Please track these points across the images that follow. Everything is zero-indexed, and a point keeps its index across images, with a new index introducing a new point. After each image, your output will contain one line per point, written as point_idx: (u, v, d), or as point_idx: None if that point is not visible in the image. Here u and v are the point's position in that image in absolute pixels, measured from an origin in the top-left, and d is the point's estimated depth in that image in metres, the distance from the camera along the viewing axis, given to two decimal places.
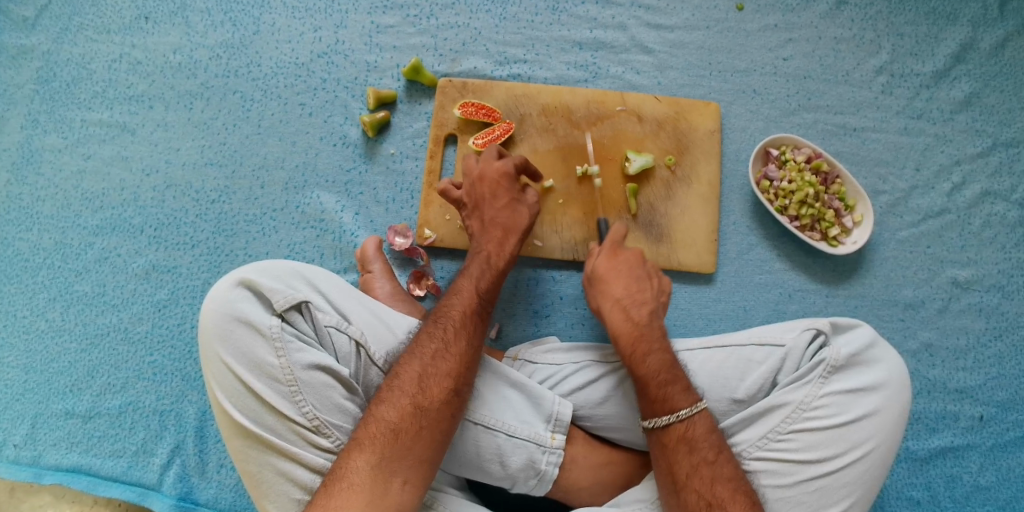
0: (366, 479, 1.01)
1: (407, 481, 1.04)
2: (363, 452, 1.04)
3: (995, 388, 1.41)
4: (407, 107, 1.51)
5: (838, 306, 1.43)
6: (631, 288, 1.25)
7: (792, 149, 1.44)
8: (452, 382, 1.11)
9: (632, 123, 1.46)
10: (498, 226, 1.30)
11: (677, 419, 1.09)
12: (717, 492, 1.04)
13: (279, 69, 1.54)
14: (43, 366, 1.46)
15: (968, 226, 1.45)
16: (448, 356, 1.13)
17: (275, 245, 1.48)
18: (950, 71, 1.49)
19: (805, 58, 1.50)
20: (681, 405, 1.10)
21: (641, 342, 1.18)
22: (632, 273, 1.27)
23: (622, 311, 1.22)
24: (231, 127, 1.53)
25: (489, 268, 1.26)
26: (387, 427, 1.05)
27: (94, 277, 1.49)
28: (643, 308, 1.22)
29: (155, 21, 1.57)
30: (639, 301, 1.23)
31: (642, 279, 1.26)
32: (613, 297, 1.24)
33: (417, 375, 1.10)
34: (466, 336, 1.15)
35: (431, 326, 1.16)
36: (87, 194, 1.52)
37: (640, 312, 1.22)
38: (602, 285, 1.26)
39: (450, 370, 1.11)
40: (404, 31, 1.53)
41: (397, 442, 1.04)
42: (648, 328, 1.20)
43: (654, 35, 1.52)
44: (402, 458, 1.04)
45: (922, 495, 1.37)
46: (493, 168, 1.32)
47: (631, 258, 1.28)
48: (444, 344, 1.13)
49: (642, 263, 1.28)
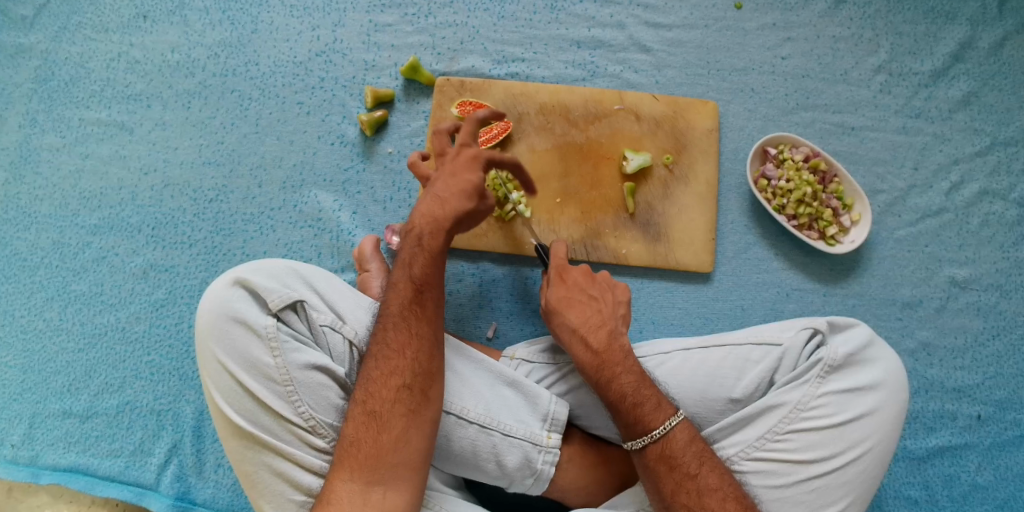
0: (342, 493, 1.02)
1: (385, 488, 1.03)
2: (335, 470, 1.05)
3: (993, 387, 1.41)
4: (404, 107, 1.51)
5: (835, 305, 1.43)
6: (588, 311, 1.23)
7: (790, 148, 1.44)
8: (398, 379, 1.09)
9: (629, 122, 1.46)
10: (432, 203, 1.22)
11: (653, 439, 1.09)
12: (706, 504, 1.04)
13: (277, 68, 1.54)
14: (42, 366, 1.46)
15: (966, 225, 1.44)
16: (388, 354, 1.11)
17: (273, 244, 1.48)
18: (948, 70, 1.49)
19: (803, 57, 1.50)
20: (653, 425, 1.10)
21: (604, 367, 1.16)
22: (583, 295, 1.26)
23: (580, 338, 1.20)
24: (229, 126, 1.53)
25: (422, 249, 1.19)
26: (348, 442, 1.06)
27: (92, 276, 1.49)
28: (601, 332, 1.20)
29: (153, 20, 1.57)
30: (596, 324, 1.21)
31: (596, 300, 1.25)
32: (569, 324, 1.22)
33: (362, 384, 1.10)
34: (399, 329, 1.12)
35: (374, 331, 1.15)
36: (85, 193, 1.52)
37: (598, 337, 1.19)
38: (558, 315, 1.24)
39: (391, 369, 1.09)
40: (402, 30, 1.53)
41: (359, 452, 1.05)
42: (607, 352, 1.17)
43: (652, 34, 1.51)
44: (367, 467, 1.03)
45: (919, 494, 1.37)
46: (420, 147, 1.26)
47: (580, 279, 1.27)
48: (386, 345, 1.11)
49: (591, 282, 1.27)
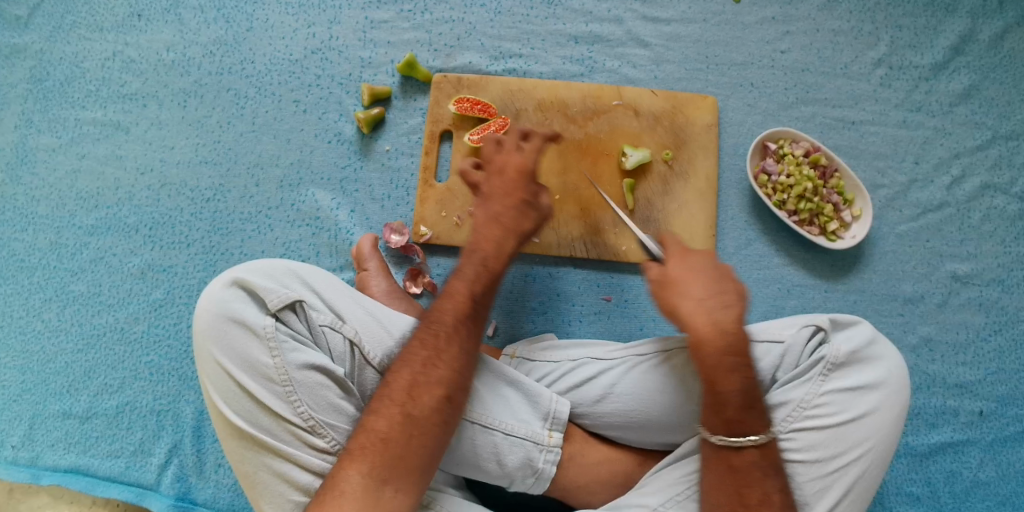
0: (358, 488, 0.99)
1: (399, 489, 1.01)
2: (354, 461, 1.01)
3: (995, 383, 1.40)
4: (402, 104, 1.50)
5: (837, 301, 1.42)
6: (711, 287, 1.09)
7: (790, 143, 1.43)
8: (442, 389, 1.07)
9: (628, 118, 1.44)
10: (499, 224, 1.23)
11: (757, 444, 1.02)
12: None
13: (273, 66, 1.53)
14: (40, 367, 1.46)
15: (968, 220, 1.43)
16: (438, 362, 1.08)
17: (271, 243, 1.47)
18: (949, 63, 1.47)
19: (803, 51, 1.49)
20: (759, 430, 1.03)
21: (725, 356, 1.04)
22: (707, 272, 1.11)
23: (706, 314, 1.06)
24: (226, 125, 1.52)
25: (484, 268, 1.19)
26: (377, 436, 1.02)
27: (90, 277, 1.49)
28: (731, 312, 1.06)
29: (148, 19, 1.56)
30: (723, 303, 1.07)
31: (721, 280, 1.11)
32: (697, 297, 1.08)
33: (407, 384, 1.06)
34: (455, 343, 1.11)
35: (422, 331, 1.12)
36: (83, 193, 1.51)
37: (728, 317, 1.06)
38: (679, 288, 1.10)
39: (440, 378, 1.07)
40: (398, 26, 1.52)
41: (387, 451, 1.02)
42: (736, 337, 1.05)
43: (651, 29, 1.50)
44: (391, 466, 1.01)
45: (921, 490, 1.37)
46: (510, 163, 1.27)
47: (702, 261, 1.13)
48: (436, 352, 1.09)
49: (716, 261, 1.13)
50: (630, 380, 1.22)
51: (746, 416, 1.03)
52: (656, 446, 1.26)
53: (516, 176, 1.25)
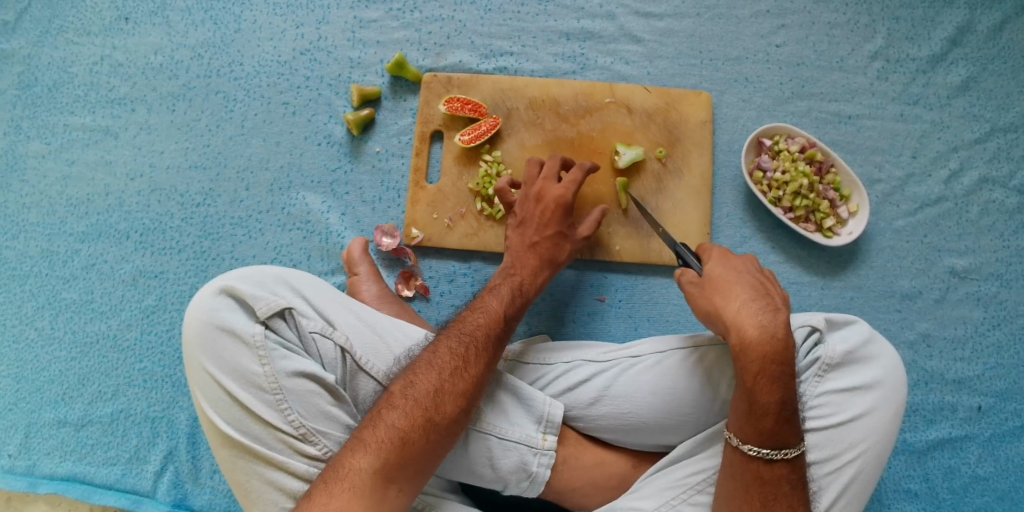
0: (367, 482, 0.98)
1: (403, 489, 1.00)
2: (367, 453, 1.00)
3: (994, 378, 1.39)
4: (392, 104, 1.48)
5: (833, 298, 1.41)
6: (757, 291, 1.08)
7: (786, 139, 1.41)
8: (465, 402, 1.07)
9: (621, 116, 1.43)
10: (536, 253, 1.28)
11: (786, 458, 1.01)
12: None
13: (261, 68, 1.51)
14: (35, 375, 1.46)
15: (966, 214, 1.42)
16: (465, 376, 1.09)
17: (262, 247, 1.46)
18: (947, 55, 1.45)
19: (799, 44, 1.46)
20: (792, 444, 1.01)
21: (770, 365, 1.02)
22: (752, 278, 1.10)
23: (753, 317, 1.05)
24: (215, 129, 1.50)
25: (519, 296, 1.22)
26: (395, 434, 1.01)
27: (82, 284, 1.48)
28: (778, 318, 1.05)
29: (136, 22, 1.54)
30: (771, 309, 1.06)
31: (765, 287, 1.10)
32: (743, 299, 1.07)
33: (432, 390, 1.06)
34: (485, 360, 1.11)
35: (454, 340, 1.12)
36: (73, 200, 1.50)
37: (776, 322, 1.05)
38: (723, 291, 1.09)
39: (465, 391, 1.07)
40: (387, 25, 1.50)
41: (402, 450, 1.01)
42: (784, 343, 1.03)
43: (643, 24, 1.48)
44: (402, 467, 1.00)
45: (919, 487, 1.36)
46: (554, 193, 1.30)
47: (747, 266, 1.13)
48: (467, 365, 1.09)
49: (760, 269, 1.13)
50: (624, 382, 1.21)
51: (784, 428, 1.00)
52: (651, 447, 1.26)
53: (553, 210, 1.29)
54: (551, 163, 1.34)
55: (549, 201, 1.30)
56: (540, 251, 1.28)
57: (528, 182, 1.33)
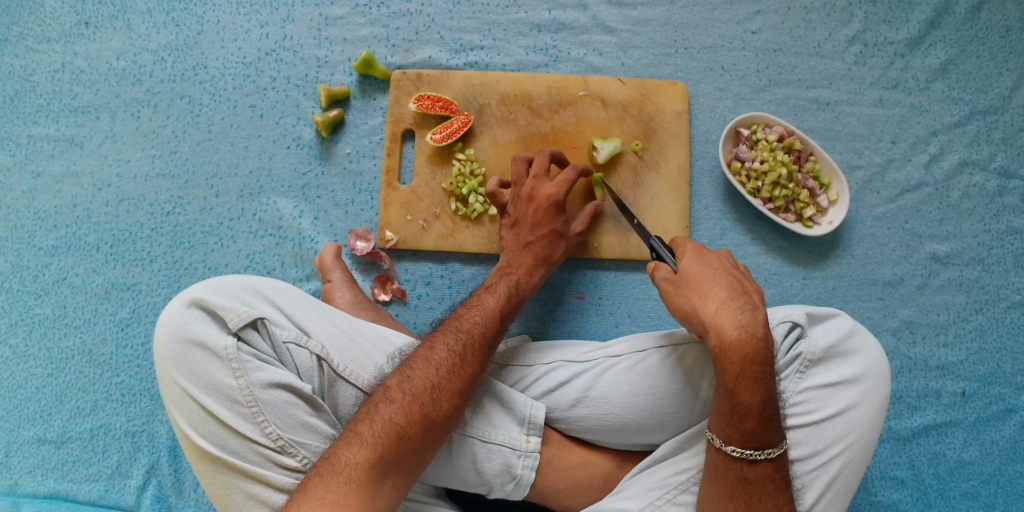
0: (363, 476, 0.95)
1: (397, 485, 0.98)
2: (363, 447, 0.97)
3: (977, 363, 1.38)
4: (361, 104, 1.44)
5: (815, 288, 1.39)
6: (734, 289, 1.06)
7: (763, 128, 1.38)
8: (460, 401, 1.06)
9: (596, 108, 1.40)
10: (532, 252, 1.27)
11: (769, 457, 1.00)
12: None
13: (226, 70, 1.47)
14: (10, 393, 1.42)
15: (947, 199, 1.40)
16: (462, 374, 1.07)
17: (235, 255, 1.43)
18: (925, 38, 1.42)
19: (775, 31, 1.43)
20: (774, 443, 1.00)
21: (751, 365, 1.00)
22: (729, 275, 1.08)
23: (731, 316, 1.02)
24: (181, 135, 1.46)
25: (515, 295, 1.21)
26: (391, 429, 0.99)
27: (53, 299, 1.44)
28: (755, 315, 1.03)
29: (96, 26, 1.49)
30: (748, 307, 1.04)
31: (741, 284, 1.07)
32: (721, 298, 1.05)
33: (429, 386, 1.04)
34: (482, 361, 1.10)
35: (450, 339, 1.11)
36: (40, 213, 1.46)
37: (754, 320, 1.03)
38: (700, 289, 1.07)
39: (461, 389, 1.06)
40: (354, 22, 1.46)
41: (399, 445, 0.98)
42: (763, 341, 1.01)
43: (616, 13, 1.45)
44: (398, 463, 0.98)
45: (906, 474, 1.36)
46: (545, 192, 1.28)
47: (721, 262, 1.11)
48: (463, 364, 1.08)
49: (734, 265, 1.11)
50: (606, 382, 1.19)
51: (766, 428, 0.99)
52: (636, 447, 1.24)
53: (546, 209, 1.27)
54: (540, 159, 1.31)
55: (542, 200, 1.28)
56: (535, 250, 1.27)
57: (521, 180, 1.31)
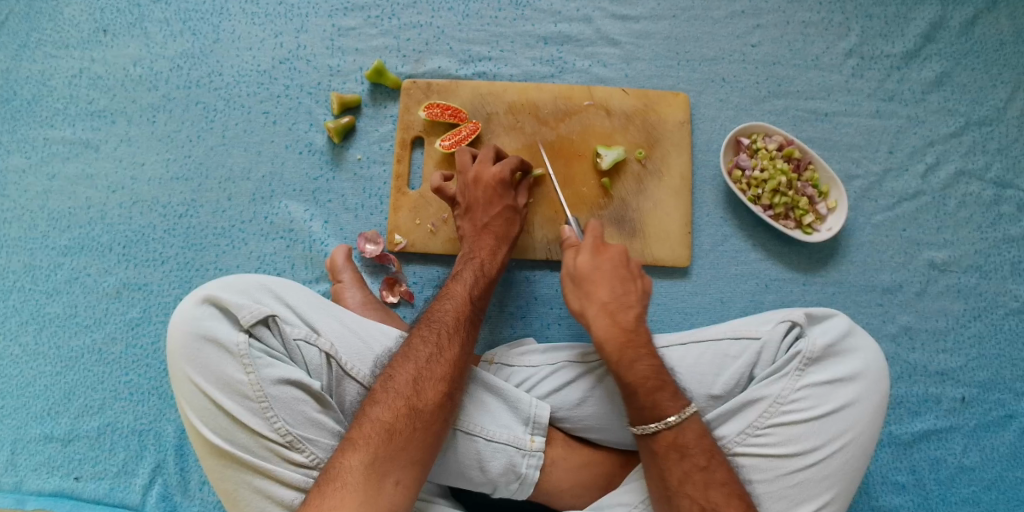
0: (360, 478, 1.02)
1: (399, 482, 1.04)
2: (357, 451, 1.04)
3: (976, 369, 1.40)
4: (372, 111, 1.49)
5: (815, 294, 1.42)
6: (619, 284, 1.22)
7: (763, 137, 1.42)
8: (445, 386, 1.12)
9: (600, 117, 1.44)
10: (490, 232, 1.32)
11: (666, 427, 1.09)
12: (711, 496, 1.05)
13: (241, 77, 1.51)
14: (19, 391, 1.45)
15: (944, 207, 1.43)
16: (441, 360, 1.14)
17: (246, 257, 1.46)
18: (921, 51, 1.47)
19: (774, 44, 1.48)
20: (670, 413, 1.09)
21: (627, 349, 1.15)
22: (617, 273, 1.23)
23: (608, 311, 1.19)
24: (195, 139, 1.50)
25: (483, 277, 1.28)
26: (381, 428, 1.06)
27: (65, 298, 1.47)
28: (630, 313, 1.20)
29: (114, 34, 1.54)
30: (625, 304, 1.20)
31: (627, 281, 1.24)
32: (604, 294, 1.21)
33: (411, 378, 1.11)
34: (459, 343, 1.17)
35: (424, 330, 1.18)
36: (54, 214, 1.50)
37: (627, 316, 1.19)
38: (589, 287, 1.22)
39: (443, 374, 1.12)
40: (366, 33, 1.51)
41: (390, 442, 1.05)
42: (634, 334, 1.18)
43: (620, 26, 1.49)
44: (394, 458, 1.04)
45: (907, 479, 1.37)
46: (490, 173, 1.32)
47: (615, 257, 1.25)
48: (436, 347, 1.15)
49: (627, 262, 1.25)
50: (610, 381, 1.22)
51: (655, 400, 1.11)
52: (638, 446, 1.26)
53: (494, 188, 1.31)
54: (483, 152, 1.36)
55: (487, 182, 1.32)
56: (493, 230, 1.32)
57: (461, 170, 1.34)
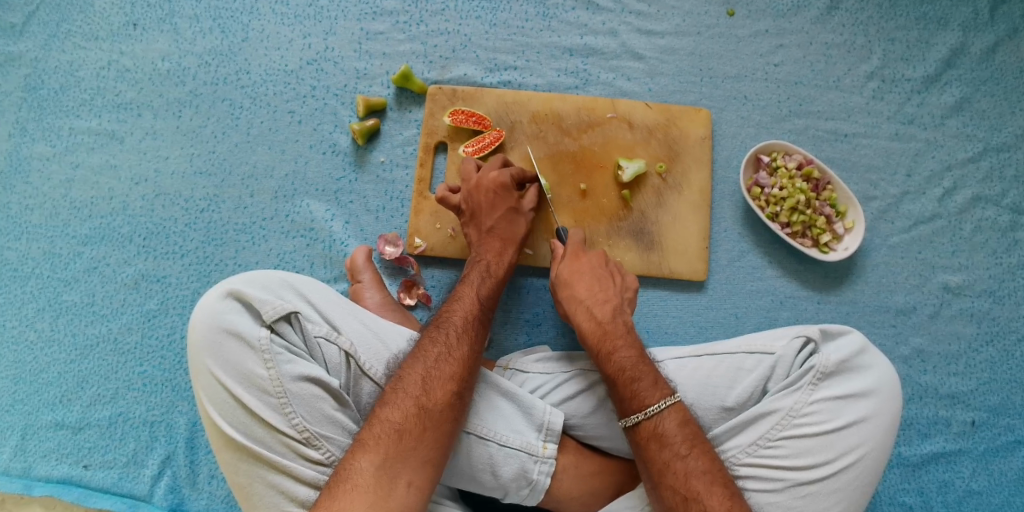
0: (370, 479, 1.02)
1: (411, 483, 1.04)
2: (367, 452, 1.05)
3: (987, 393, 1.41)
4: (397, 115, 1.50)
5: (829, 313, 1.43)
6: (600, 282, 1.29)
7: (783, 155, 1.43)
8: (455, 385, 1.13)
9: (623, 130, 1.45)
10: (497, 236, 1.33)
11: (646, 416, 1.11)
12: (692, 485, 1.04)
13: (269, 76, 1.53)
14: (33, 377, 1.45)
15: (959, 232, 1.45)
16: (451, 360, 1.15)
17: (265, 254, 1.47)
18: (941, 76, 1.49)
19: (796, 64, 1.50)
20: (649, 402, 1.11)
21: (606, 340, 1.21)
22: (594, 272, 1.29)
23: (586, 310, 1.25)
24: (220, 135, 1.52)
25: (490, 278, 1.29)
26: (391, 428, 1.07)
27: (83, 286, 1.48)
28: (607, 307, 1.25)
29: (144, 28, 1.56)
30: (602, 299, 1.26)
31: (606, 278, 1.29)
32: (581, 292, 1.27)
33: (421, 377, 1.12)
34: (468, 342, 1.18)
35: (433, 332, 1.19)
36: (76, 203, 1.51)
37: (604, 310, 1.25)
38: (566, 290, 1.28)
39: (453, 373, 1.13)
40: (393, 38, 1.53)
41: (400, 442, 1.06)
42: (611, 326, 1.23)
43: (645, 41, 1.51)
44: (405, 458, 1.05)
45: (914, 500, 1.37)
46: (489, 177, 1.33)
47: (594, 259, 1.31)
48: (446, 348, 1.16)
49: (605, 262, 1.31)
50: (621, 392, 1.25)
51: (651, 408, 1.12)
52: None
53: (494, 191, 1.33)
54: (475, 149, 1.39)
55: (487, 186, 1.33)
56: (499, 233, 1.33)
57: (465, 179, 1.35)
